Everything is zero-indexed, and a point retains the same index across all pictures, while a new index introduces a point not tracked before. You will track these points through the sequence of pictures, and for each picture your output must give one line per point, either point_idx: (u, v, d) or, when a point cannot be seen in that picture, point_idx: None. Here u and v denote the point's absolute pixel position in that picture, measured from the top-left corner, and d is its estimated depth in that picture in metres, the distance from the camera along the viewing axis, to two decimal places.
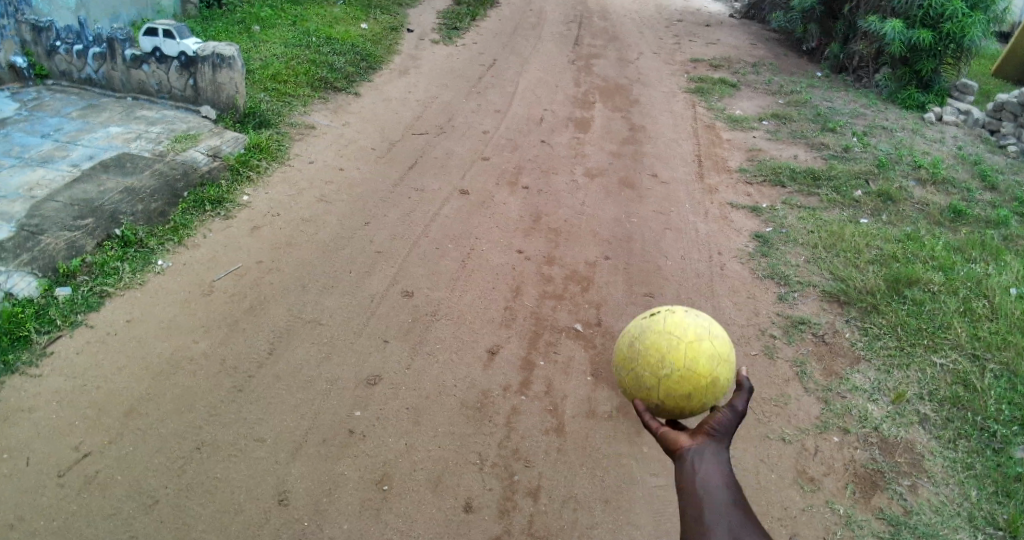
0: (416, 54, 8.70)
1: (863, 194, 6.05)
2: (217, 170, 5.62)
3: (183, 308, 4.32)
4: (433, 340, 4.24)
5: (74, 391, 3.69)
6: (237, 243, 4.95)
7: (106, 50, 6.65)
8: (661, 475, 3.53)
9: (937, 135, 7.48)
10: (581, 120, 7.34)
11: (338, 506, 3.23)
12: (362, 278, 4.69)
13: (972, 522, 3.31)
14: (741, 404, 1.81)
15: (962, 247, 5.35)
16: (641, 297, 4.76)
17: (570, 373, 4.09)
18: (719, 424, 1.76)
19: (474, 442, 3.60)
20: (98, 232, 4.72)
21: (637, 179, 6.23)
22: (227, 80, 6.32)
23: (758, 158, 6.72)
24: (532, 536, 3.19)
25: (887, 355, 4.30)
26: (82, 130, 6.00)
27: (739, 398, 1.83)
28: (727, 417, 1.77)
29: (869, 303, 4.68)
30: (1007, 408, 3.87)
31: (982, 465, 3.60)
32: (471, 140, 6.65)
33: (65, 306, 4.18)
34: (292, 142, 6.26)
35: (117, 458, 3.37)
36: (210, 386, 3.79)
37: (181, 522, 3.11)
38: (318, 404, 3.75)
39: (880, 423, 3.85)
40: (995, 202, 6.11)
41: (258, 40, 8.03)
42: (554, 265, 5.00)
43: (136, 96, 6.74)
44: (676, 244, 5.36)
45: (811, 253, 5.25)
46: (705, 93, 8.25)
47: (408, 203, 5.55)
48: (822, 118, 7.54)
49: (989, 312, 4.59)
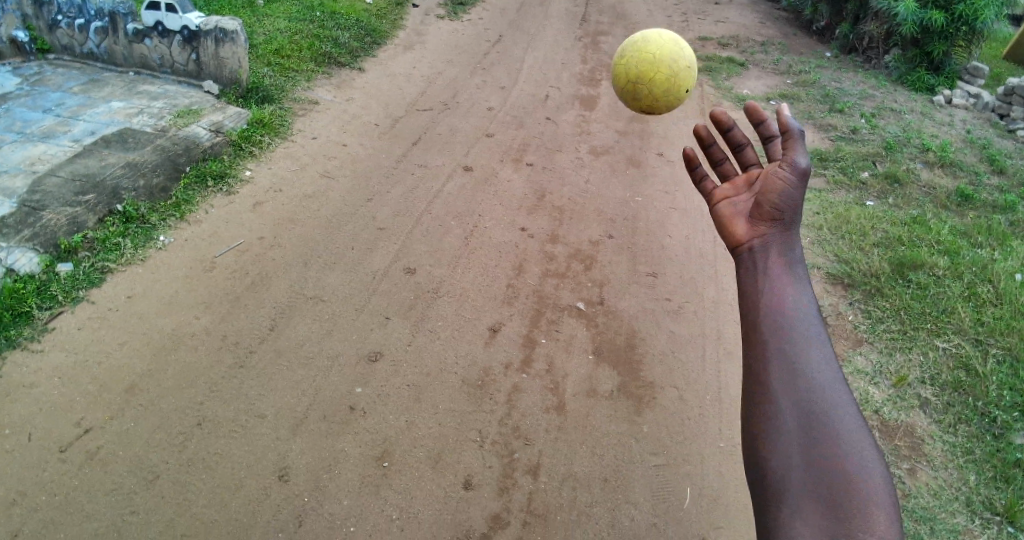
0: (421, 29, 8.59)
1: (870, 176, 6.00)
2: (218, 146, 5.58)
3: (184, 284, 4.31)
4: (435, 318, 4.23)
5: (76, 367, 3.69)
6: (239, 219, 4.93)
7: (109, 24, 6.56)
8: (660, 454, 3.54)
9: (947, 118, 7.38)
10: (587, 98, 7.26)
11: (339, 482, 3.24)
12: (364, 255, 4.67)
13: (969, 507, 3.33)
14: (802, 166, 1.92)
15: (968, 231, 5.31)
16: (645, 277, 4.73)
17: (571, 351, 4.08)
18: (788, 207, 1.90)
19: (474, 420, 3.60)
20: (99, 208, 4.70)
21: (643, 158, 6.17)
22: (229, 55, 6.25)
23: (765, 138, 6.65)
24: (531, 513, 3.20)
25: (890, 338, 4.28)
26: (83, 105, 5.96)
27: (800, 160, 1.92)
28: (794, 191, 1.90)
29: (872, 286, 4.65)
30: (1008, 393, 3.86)
31: (981, 451, 3.60)
32: (476, 117, 6.59)
33: (66, 282, 4.17)
34: (295, 118, 6.21)
35: (119, 433, 3.38)
36: (211, 362, 3.79)
37: (182, 497, 3.12)
38: (319, 381, 3.74)
39: (881, 406, 3.84)
40: (1003, 187, 6.05)
41: (262, 14, 7.93)
42: (557, 243, 4.97)
43: (138, 71, 6.68)
44: (680, 224, 5.32)
45: (817, 235, 5.21)
46: (713, 72, 8.14)
47: (411, 179, 5.51)
48: (830, 99, 7.44)
49: (993, 297, 4.56)
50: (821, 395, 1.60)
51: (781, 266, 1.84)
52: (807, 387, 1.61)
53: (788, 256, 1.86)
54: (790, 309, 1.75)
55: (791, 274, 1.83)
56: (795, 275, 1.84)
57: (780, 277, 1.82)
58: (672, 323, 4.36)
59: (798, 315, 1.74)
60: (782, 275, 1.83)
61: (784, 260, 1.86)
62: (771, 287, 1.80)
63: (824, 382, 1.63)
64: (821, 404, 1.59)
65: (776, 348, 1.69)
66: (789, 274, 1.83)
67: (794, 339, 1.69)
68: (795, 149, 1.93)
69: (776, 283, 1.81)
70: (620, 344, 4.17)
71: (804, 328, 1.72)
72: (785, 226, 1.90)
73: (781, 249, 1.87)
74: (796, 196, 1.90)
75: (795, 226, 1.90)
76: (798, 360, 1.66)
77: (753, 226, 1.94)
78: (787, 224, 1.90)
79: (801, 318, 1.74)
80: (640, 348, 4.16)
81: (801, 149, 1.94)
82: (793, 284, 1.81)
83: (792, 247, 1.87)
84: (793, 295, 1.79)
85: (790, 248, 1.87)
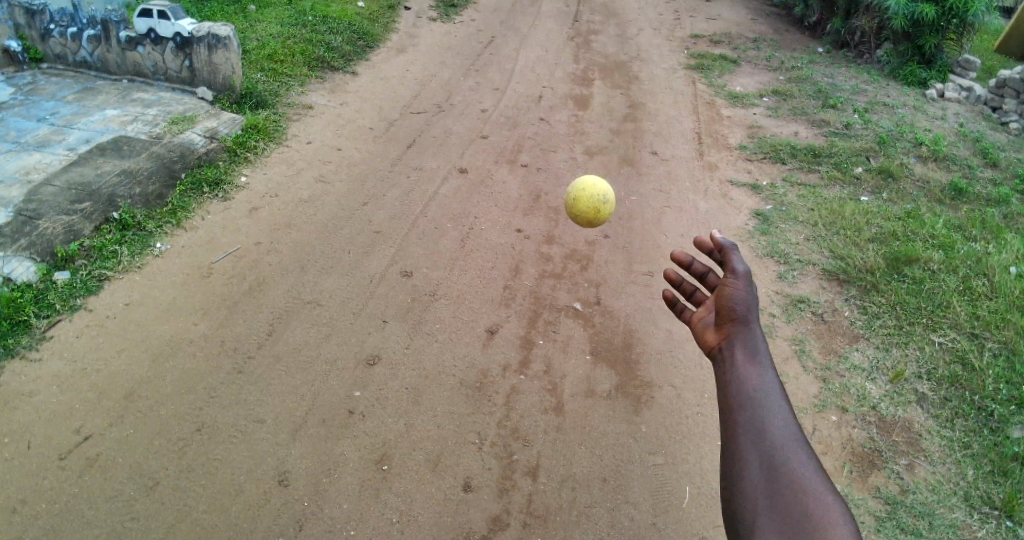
0: (414, 31, 8.60)
1: (864, 171, 6.02)
2: (213, 152, 5.59)
3: (182, 290, 4.31)
4: (432, 320, 4.24)
5: (74, 375, 3.70)
6: (235, 225, 4.93)
7: (101, 32, 6.58)
8: (659, 453, 3.54)
9: (940, 112, 7.41)
10: (581, 98, 7.27)
11: (339, 487, 3.25)
12: (361, 259, 4.68)
13: (968, 502, 3.34)
14: (741, 269, 2.04)
15: (962, 225, 5.32)
16: (641, 276, 4.75)
17: (569, 352, 4.09)
18: (741, 307, 1.98)
19: (473, 422, 3.61)
20: (95, 215, 4.70)
21: (637, 157, 6.18)
22: (223, 61, 6.26)
23: (759, 135, 6.67)
24: (531, 515, 3.21)
25: (886, 333, 4.29)
26: (78, 113, 5.96)
27: (737, 262, 2.05)
28: (741, 293, 2.00)
29: (868, 282, 4.67)
30: (1004, 387, 3.87)
31: (978, 445, 3.61)
32: (471, 119, 6.60)
33: (64, 290, 4.17)
34: (289, 123, 6.22)
35: (119, 440, 3.38)
36: (210, 368, 3.80)
37: (183, 503, 3.13)
38: (318, 385, 3.75)
39: (878, 402, 3.86)
40: (997, 180, 6.08)
41: (254, 19, 7.94)
42: (553, 244, 4.98)
43: (132, 78, 6.68)
44: (676, 222, 5.33)
45: (812, 231, 5.23)
46: (706, 70, 8.17)
47: (406, 182, 5.52)
48: (823, 95, 7.47)
49: (988, 291, 4.57)
50: (803, 490, 1.56)
51: (748, 364, 1.86)
52: (785, 484, 1.57)
53: (754, 354, 1.89)
54: (761, 405, 1.75)
55: (759, 371, 1.85)
56: (764, 369, 1.85)
57: (748, 376, 1.83)
58: (669, 322, 4.37)
59: (767, 411, 1.74)
60: (751, 372, 1.84)
61: (750, 358, 1.88)
62: (741, 388, 1.81)
63: (804, 476, 1.59)
64: (802, 498, 1.54)
65: (750, 447, 1.67)
66: (756, 370, 1.84)
67: (761, 420, 1.72)
68: (731, 255, 2.07)
69: (745, 383, 1.82)
70: (617, 344, 4.18)
71: (777, 424, 1.70)
72: (745, 326, 1.96)
73: (746, 348, 1.90)
74: (746, 297, 2.00)
75: (754, 326, 1.96)
76: (776, 458, 1.63)
77: (717, 335, 2.00)
78: (746, 324, 1.96)
79: (773, 414, 1.73)
80: (638, 347, 4.17)
81: (737, 255, 2.07)
82: (762, 380, 1.82)
83: (755, 343, 1.91)
84: (763, 391, 1.79)
85: (754, 345, 1.91)
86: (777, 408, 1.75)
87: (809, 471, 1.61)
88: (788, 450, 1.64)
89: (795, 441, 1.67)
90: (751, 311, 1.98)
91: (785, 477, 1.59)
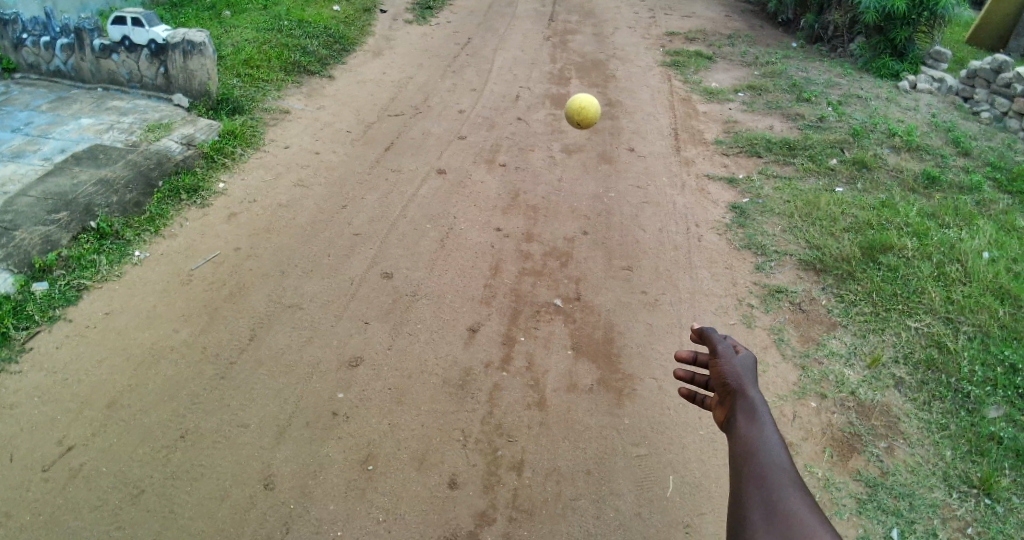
0: (390, 34, 8.60)
1: (839, 163, 6.11)
2: (191, 159, 5.56)
3: (162, 297, 4.29)
4: (414, 320, 4.25)
5: (55, 386, 3.66)
6: (215, 231, 4.91)
7: (74, 41, 6.50)
8: (642, 444, 3.58)
9: (912, 103, 7.53)
10: (558, 97, 7.32)
11: (325, 488, 3.25)
12: (341, 261, 4.68)
13: (946, 482, 3.41)
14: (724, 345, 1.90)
15: (936, 212, 5.42)
16: (621, 271, 4.79)
17: (550, 348, 4.12)
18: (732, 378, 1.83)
19: (457, 419, 3.63)
20: (73, 225, 4.66)
21: (615, 154, 6.23)
22: (198, 67, 6.22)
23: (734, 130, 6.74)
24: (517, 509, 3.23)
25: (863, 320, 4.36)
26: (53, 122, 5.90)
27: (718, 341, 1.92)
28: (731, 368, 1.85)
29: (845, 270, 4.75)
30: (980, 369, 3.96)
31: (956, 426, 3.69)
32: (449, 120, 6.62)
33: (42, 301, 4.13)
34: (267, 127, 6.20)
35: (102, 450, 3.36)
36: (192, 375, 3.78)
37: (168, 510, 3.12)
38: (301, 388, 3.75)
39: (857, 387, 3.92)
40: (969, 168, 6.19)
41: (229, 25, 7.90)
42: (533, 242, 5.01)
43: (107, 86, 6.62)
44: (654, 217, 5.38)
45: (788, 222, 5.30)
46: (681, 67, 8.24)
47: (385, 184, 5.53)
48: (797, 89, 7.57)
49: (962, 276, 4.67)
50: (806, 528, 1.34)
51: (746, 425, 1.69)
52: (786, 526, 1.36)
53: (754, 415, 1.71)
54: (760, 456, 1.57)
55: (760, 429, 1.66)
56: (764, 426, 1.67)
57: (746, 436, 1.65)
58: (650, 315, 4.41)
59: (766, 467, 1.54)
60: (750, 431, 1.66)
61: (749, 419, 1.70)
62: (740, 450, 1.63)
63: (809, 518, 1.38)
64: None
65: (750, 500, 1.47)
66: (756, 428, 1.66)
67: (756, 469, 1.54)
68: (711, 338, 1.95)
69: (744, 443, 1.64)
70: (598, 338, 4.22)
71: (777, 471, 1.51)
72: (741, 394, 1.79)
73: (744, 414, 1.72)
74: (736, 370, 1.84)
75: (751, 392, 1.78)
76: (777, 503, 1.43)
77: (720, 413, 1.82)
78: (741, 392, 1.78)
79: (771, 463, 1.55)
80: (619, 341, 4.21)
81: (719, 336, 1.96)
82: (760, 435, 1.64)
83: (752, 405, 1.74)
84: (761, 445, 1.61)
85: (753, 408, 1.72)
86: (779, 458, 1.56)
87: (815, 513, 1.38)
88: (789, 493, 1.44)
89: (800, 488, 1.47)
90: (747, 379, 1.81)
91: (785, 519, 1.38)
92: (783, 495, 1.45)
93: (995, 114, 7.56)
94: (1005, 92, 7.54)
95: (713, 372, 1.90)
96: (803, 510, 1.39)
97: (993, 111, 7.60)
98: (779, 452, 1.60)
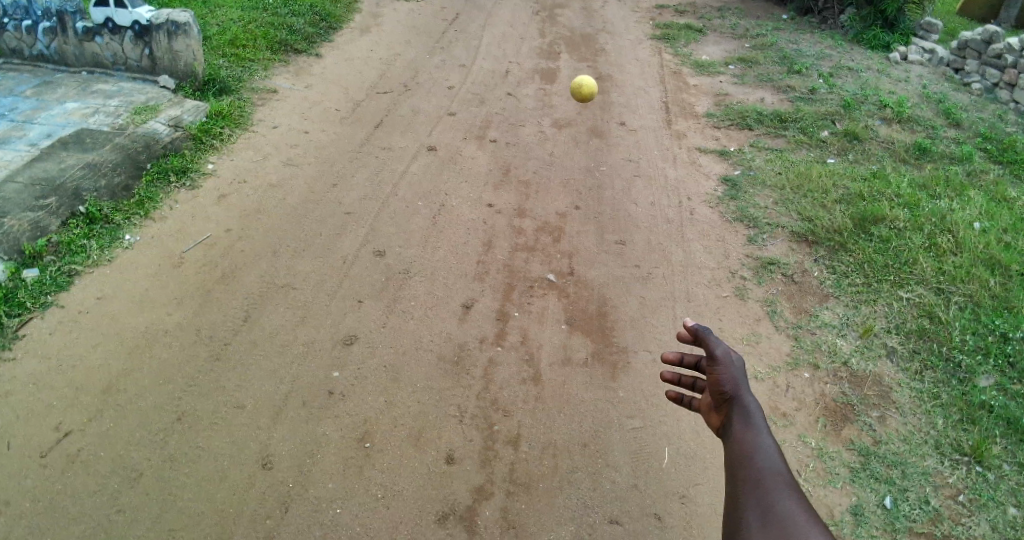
0: (377, 11, 8.49)
1: (831, 135, 6.10)
2: (178, 141, 5.49)
3: (154, 280, 4.27)
4: (407, 298, 4.24)
5: (50, 372, 3.65)
6: (205, 213, 4.87)
7: (56, 24, 6.38)
8: (638, 417, 3.61)
9: (903, 75, 7.51)
10: (548, 72, 7.26)
11: (322, 467, 3.27)
12: (333, 240, 4.66)
13: (938, 450, 3.46)
14: (720, 348, 1.82)
15: (927, 184, 5.43)
16: (613, 245, 4.79)
17: (544, 323, 4.13)
18: (727, 383, 1.79)
19: (453, 396, 3.65)
20: (62, 210, 4.61)
21: (606, 128, 6.20)
22: (183, 48, 6.14)
23: (725, 103, 6.71)
24: (514, 483, 3.26)
25: (855, 291, 4.39)
26: (37, 108, 5.81)
27: (713, 341, 1.83)
28: (727, 372, 1.80)
29: (836, 242, 4.76)
30: (971, 338, 3.99)
31: (948, 395, 3.73)
32: (438, 97, 6.55)
33: (34, 287, 4.10)
34: (254, 108, 6.13)
35: (99, 434, 3.36)
36: (187, 357, 3.77)
37: (167, 492, 3.13)
38: (296, 368, 3.75)
39: (849, 357, 3.95)
40: (960, 139, 6.20)
41: (213, 5, 7.79)
42: (525, 218, 4.99)
43: (91, 70, 6.51)
44: (646, 191, 5.37)
45: (780, 195, 5.30)
46: (672, 40, 8.18)
47: (375, 162, 5.49)
48: (788, 61, 7.53)
49: (953, 246, 4.69)
50: (802, 533, 1.36)
51: (741, 429, 1.69)
52: (780, 533, 1.37)
53: (749, 420, 1.71)
54: (756, 462, 1.59)
55: (755, 434, 1.67)
56: (759, 431, 1.67)
57: (741, 442, 1.66)
58: (643, 289, 4.42)
59: (761, 473, 1.55)
60: (745, 436, 1.66)
61: (744, 425, 1.70)
62: (736, 456, 1.64)
63: (803, 525, 1.38)
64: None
65: (746, 505, 1.48)
66: (751, 433, 1.67)
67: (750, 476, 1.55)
68: (705, 337, 1.86)
69: (739, 449, 1.65)
70: (592, 312, 4.23)
71: (771, 476, 1.52)
72: (736, 398, 1.77)
73: (741, 420, 1.71)
74: (731, 375, 1.80)
75: (748, 398, 1.76)
76: (772, 509, 1.44)
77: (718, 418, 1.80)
78: (737, 398, 1.76)
79: (767, 467, 1.56)
80: (612, 315, 4.22)
81: (714, 336, 1.85)
82: (755, 440, 1.65)
83: (748, 413, 1.73)
84: (757, 450, 1.62)
85: (749, 414, 1.72)
86: (774, 462, 1.58)
87: (810, 515, 1.41)
88: (783, 500, 1.46)
89: (794, 494, 1.47)
90: (742, 384, 1.78)
91: (782, 523, 1.40)
92: (779, 498, 1.47)
93: (987, 85, 7.53)
94: (996, 62, 7.53)
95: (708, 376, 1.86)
96: (799, 514, 1.41)
97: (984, 82, 7.55)
98: (774, 456, 1.61)
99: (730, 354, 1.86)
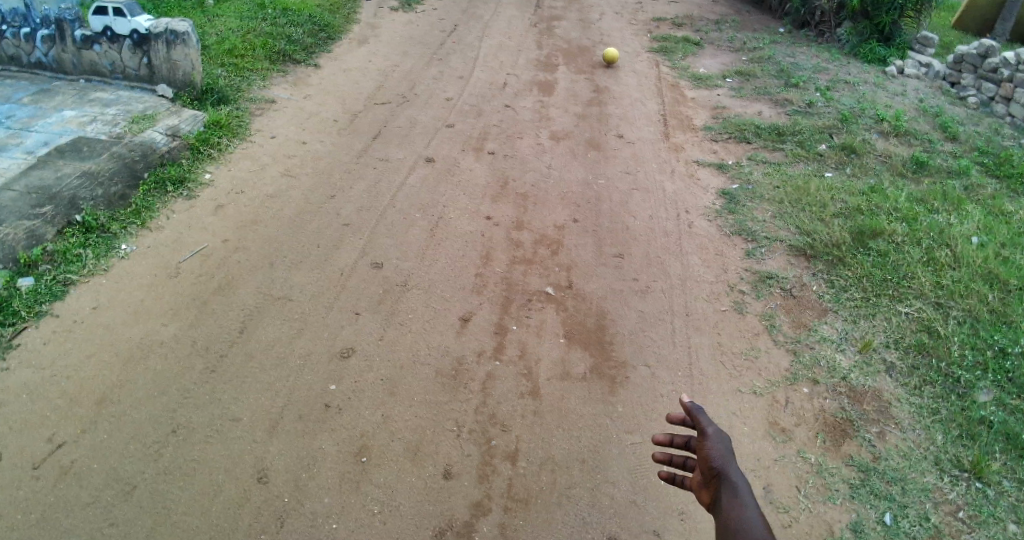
0: (375, 22, 8.51)
1: (828, 148, 6.11)
2: (176, 150, 5.49)
3: (149, 291, 4.24)
4: (404, 311, 4.22)
5: (43, 383, 3.62)
6: (201, 223, 4.85)
7: (55, 32, 6.37)
8: (636, 432, 3.58)
9: (899, 88, 7.55)
10: (546, 83, 7.27)
11: (318, 481, 3.23)
12: (330, 252, 4.64)
13: (938, 466, 3.44)
14: (711, 426, 1.92)
15: (925, 198, 5.44)
16: (612, 259, 4.78)
17: (543, 336, 4.11)
18: (716, 458, 1.85)
19: (450, 410, 3.62)
20: (58, 219, 4.59)
21: (603, 140, 6.21)
22: (181, 57, 6.14)
23: (723, 116, 6.73)
24: (512, 499, 3.23)
25: (854, 306, 4.38)
26: (35, 115, 5.80)
27: (705, 421, 1.94)
28: (717, 448, 1.87)
29: (835, 256, 4.76)
30: (969, 353, 3.99)
31: (947, 410, 3.71)
32: (435, 108, 6.56)
33: (28, 296, 4.08)
34: (252, 118, 6.14)
35: (92, 446, 3.32)
36: (182, 369, 3.74)
37: (161, 506, 3.09)
38: (292, 380, 3.72)
39: (848, 373, 3.94)
40: (956, 152, 6.22)
41: (212, 14, 7.80)
42: (524, 230, 4.98)
43: (89, 78, 6.50)
44: (643, 204, 5.37)
45: (778, 208, 5.31)
46: (669, 52, 8.21)
47: (373, 174, 5.47)
48: (785, 75, 7.55)
49: (951, 261, 4.69)
50: None
51: (730, 503, 1.73)
52: None
53: (738, 493, 1.75)
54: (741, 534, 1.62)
55: (743, 508, 1.71)
56: (747, 505, 1.71)
57: (730, 516, 1.69)
58: (641, 303, 4.41)
59: None
60: (732, 510, 1.70)
61: (732, 498, 1.73)
62: (723, 529, 1.68)
63: None
64: None
65: None
66: (739, 506, 1.71)
67: None
68: (699, 415, 1.96)
69: (727, 524, 1.68)
70: (591, 326, 4.21)
71: None
72: (725, 474, 1.82)
73: (730, 496, 1.75)
74: (720, 451, 1.87)
75: (736, 474, 1.81)
76: None
77: (707, 495, 1.82)
78: (726, 474, 1.81)
79: None
80: (611, 329, 4.21)
81: (706, 415, 1.97)
82: (743, 514, 1.68)
83: (737, 488, 1.77)
84: (746, 523, 1.65)
85: (737, 490, 1.76)
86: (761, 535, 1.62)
87: None
88: None
89: None
90: (730, 460, 1.84)
91: None
92: None
93: (982, 99, 7.55)
94: (992, 76, 7.53)
95: (698, 454, 1.91)
96: None
97: (980, 96, 7.58)
98: (762, 532, 1.64)
99: (718, 434, 1.94)
